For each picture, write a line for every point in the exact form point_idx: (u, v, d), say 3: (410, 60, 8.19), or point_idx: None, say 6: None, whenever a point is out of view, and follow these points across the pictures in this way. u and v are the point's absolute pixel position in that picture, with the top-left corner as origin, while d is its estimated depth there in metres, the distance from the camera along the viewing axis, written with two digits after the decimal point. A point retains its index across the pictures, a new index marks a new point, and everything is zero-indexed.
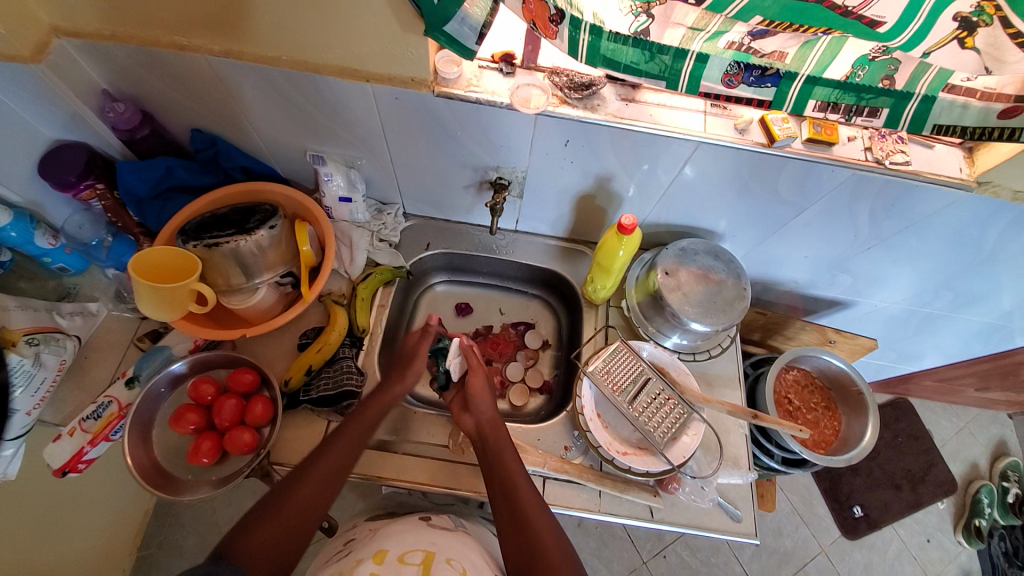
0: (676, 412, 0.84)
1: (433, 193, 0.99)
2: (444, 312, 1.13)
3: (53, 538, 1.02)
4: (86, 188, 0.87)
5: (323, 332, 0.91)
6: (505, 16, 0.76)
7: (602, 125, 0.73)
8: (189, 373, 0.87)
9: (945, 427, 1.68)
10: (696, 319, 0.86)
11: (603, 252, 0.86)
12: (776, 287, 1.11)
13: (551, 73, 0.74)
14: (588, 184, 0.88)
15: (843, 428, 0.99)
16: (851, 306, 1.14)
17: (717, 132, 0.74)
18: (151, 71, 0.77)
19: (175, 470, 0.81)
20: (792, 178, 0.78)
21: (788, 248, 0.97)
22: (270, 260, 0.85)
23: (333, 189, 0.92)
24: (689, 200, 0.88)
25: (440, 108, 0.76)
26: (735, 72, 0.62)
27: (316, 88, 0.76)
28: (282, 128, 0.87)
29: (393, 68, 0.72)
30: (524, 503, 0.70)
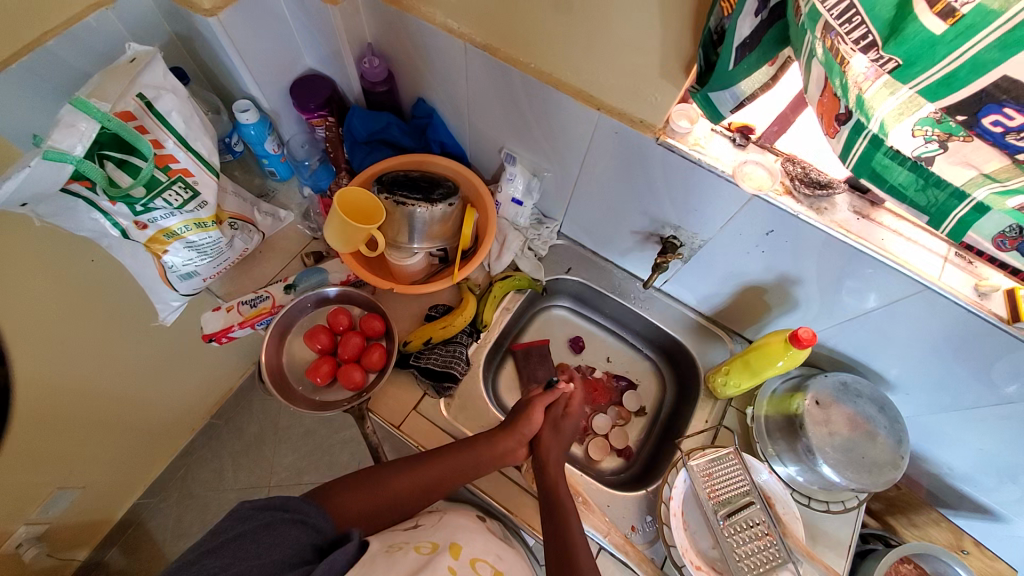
0: (770, 552, 0.75)
1: (598, 224, 0.99)
2: (555, 336, 1.12)
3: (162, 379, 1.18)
4: (318, 117, 0.99)
5: (451, 312, 0.95)
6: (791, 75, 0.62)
7: (818, 229, 0.68)
8: (333, 300, 0.96)
9: None
10: (832, 465, 0.77)
11: (759, 353, 0.80)
12: (920, 462, 0.96)
13: (786, 160, 0.70)
14: (765, 278, 0.82)
15: None
16: (1004, 524, 0.95)
17: (954, 284, 0.64)
18: (412, 40, 0.86)
19: (292, 379, 0.91)
20: (1009, 367, 0.67)
21: (959, 431, 0.83)
22: (435, 232, 0.91)
23: (510, 189, 0.97)
24: (870, 336, 0.78)
25: (653, 154, 0.75)
26: (1012, 236, 0.54)
27: (545, 98, 0.79)
28: (491, 121, 0.92)
29: (627, 105, 0.72)
30: (580, 567, 0.66)
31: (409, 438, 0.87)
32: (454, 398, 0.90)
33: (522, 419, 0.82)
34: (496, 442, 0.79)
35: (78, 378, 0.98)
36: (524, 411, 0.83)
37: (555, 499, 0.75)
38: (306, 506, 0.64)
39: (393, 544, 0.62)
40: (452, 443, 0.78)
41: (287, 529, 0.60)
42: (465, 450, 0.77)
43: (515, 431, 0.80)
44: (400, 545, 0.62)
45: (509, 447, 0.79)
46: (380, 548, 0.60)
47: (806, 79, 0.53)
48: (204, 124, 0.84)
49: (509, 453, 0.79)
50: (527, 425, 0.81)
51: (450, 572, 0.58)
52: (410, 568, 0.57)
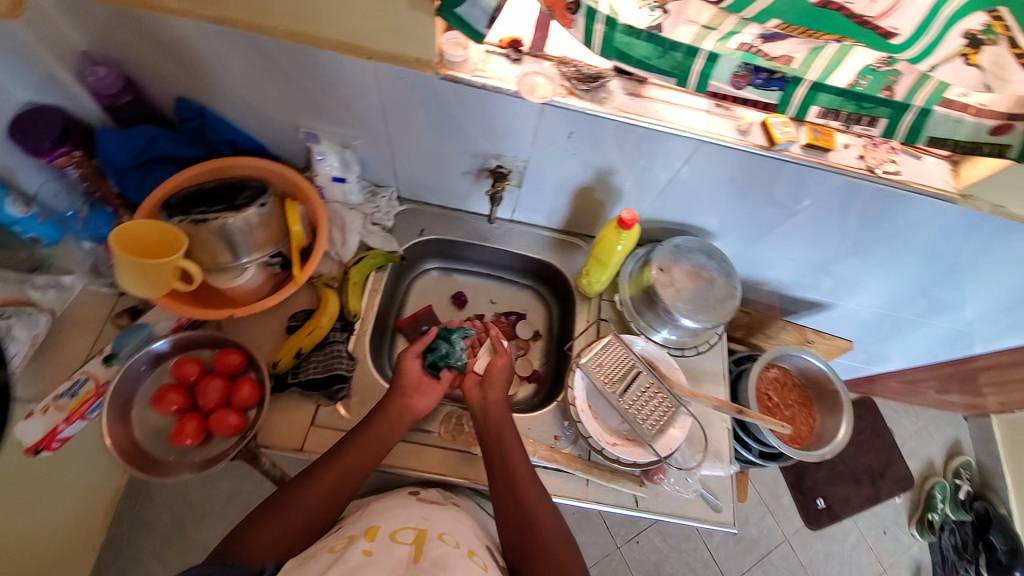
0: (665, 406, 0.86)
1: (430, 177, 0.97)
2: (436, 298, 1.12)
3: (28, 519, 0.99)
4: (62, 156, 0.82)
5: (314, 315, 0.89)
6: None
7: (608, 119, 0.73)
8: (172, 353, 0.84)
9: (906, 427, 1.77)
10: (688, 315, 0.89)
11: (601, 247, 0.87)
12: (760, 287, 1.14)
13: (559, 62, 0.73)
14: (588, 177, 0.88)
15: (818, 425, 1.02)
16: (829, 308, 1.18)
17: (720, 132, 0.74)
18: (135, 35, 0.74)
19: (157, 450, 0.80)
20: (787, 181, 0.79)
21: (775, 250, 0.99)
22: (259, 240, 0.83)
23: (327, 169, 0.89)
24: (685, 198, 0.89)
25: (443, 90, 0.74)
26: (743, 74, 0.61)
27: (313, 61, 0.73)
28: (273, 102, 0.83)
29: (396, 48, 0.70)
30: (517, 477, 0.73)
31: (316, 454, 0.82)
32: (352, 396, 0.87)
33: (398, 376, 0.82)
34: (390, 409, 0.78)
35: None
36: (398, 366, 0.84)
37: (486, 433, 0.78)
38: (212, 568, 0.56)
39: (307, 556, 0.59)
40: (350, 433, 0.76)
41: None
42: (366, 433, 0.75)
43: (398, 386, 0.81)
44: (313, 553, 0.60)
45: (405, 406, 0.79)
46: (293, 564, 0.57)
47: None
48: None
49: (408, 410, 0.79)
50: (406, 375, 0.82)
51: (365, 554, 0.56)
52: (321, 568, 0.55)
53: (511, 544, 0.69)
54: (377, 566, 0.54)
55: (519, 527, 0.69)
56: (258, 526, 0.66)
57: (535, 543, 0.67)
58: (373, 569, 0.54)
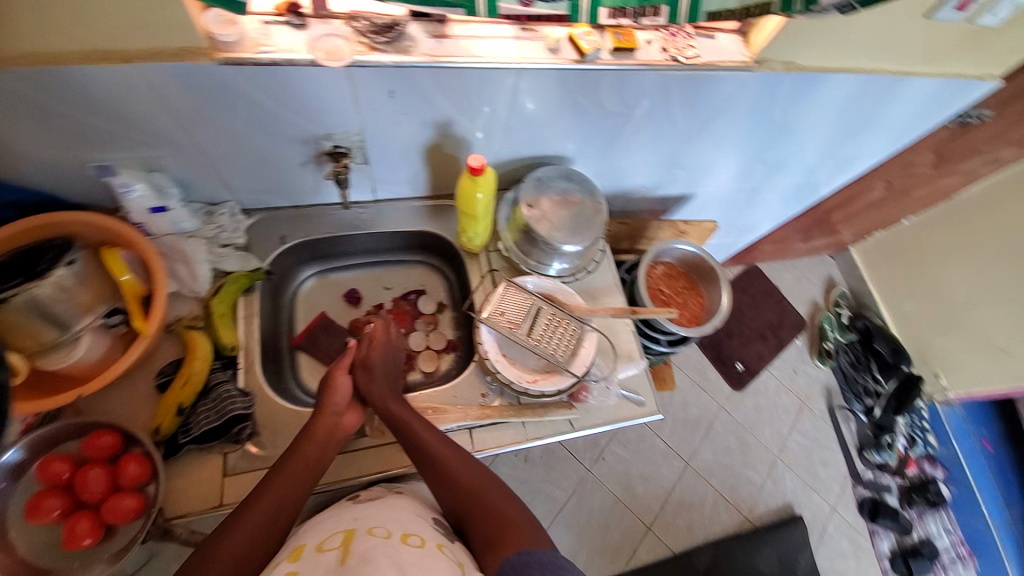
0: (570, 331, 0.90)
1: (268, 178, 0.89)
2: (327, 303, 1.06)
3: None
4: None
5: (184, 363, 0.80)
6: None
7: (420, 67, 0.70)
8: (30, 459, 0.72)
9: (790, 278, 2.03)
10: (567, 241, 0.92)
11: (463, 200, 0.85)
12: (632, 195, 1.21)
13: (350, 18, 0.68)
14: (431, 134, 0.85)
15: (706, 301, 1.13)
16: (695, 197, 1.28)
17: (532, 55, 0.74)
18: None
19: (51, 564, 0.70)
20: (611, 88, 0.81)
21: (629, 157, 1.05)
22: (85, 301, 0.73)
23: (138, 201, 0.78)
24: (531, 130, 0.89)
25: (233, 80, 0.66)
26: None
27: (61, 80, 0.62)
28: (40, 142, 0.71)
29: (154, 40, 0.62)
30: (442, 461, 0.72)
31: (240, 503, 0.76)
32: (260, 432, 0.81)
33: (325, 397, 0.79)
34: (315, 430, 0.74)
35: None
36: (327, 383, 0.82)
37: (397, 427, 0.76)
38: None
39: None
40: (273, 466, 0.71)
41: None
42: (291, 460, 0.71)
43: (328, 407, 0.77)
44: None
45: (332, 423, 0.76)
46: None
47: None
48: None
49: (338, 427, 0.76)
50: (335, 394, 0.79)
51: None
52: None
53: (456, 518, 0.71)
54: None
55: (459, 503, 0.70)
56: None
57: (478, 510, 0.70)
58: None
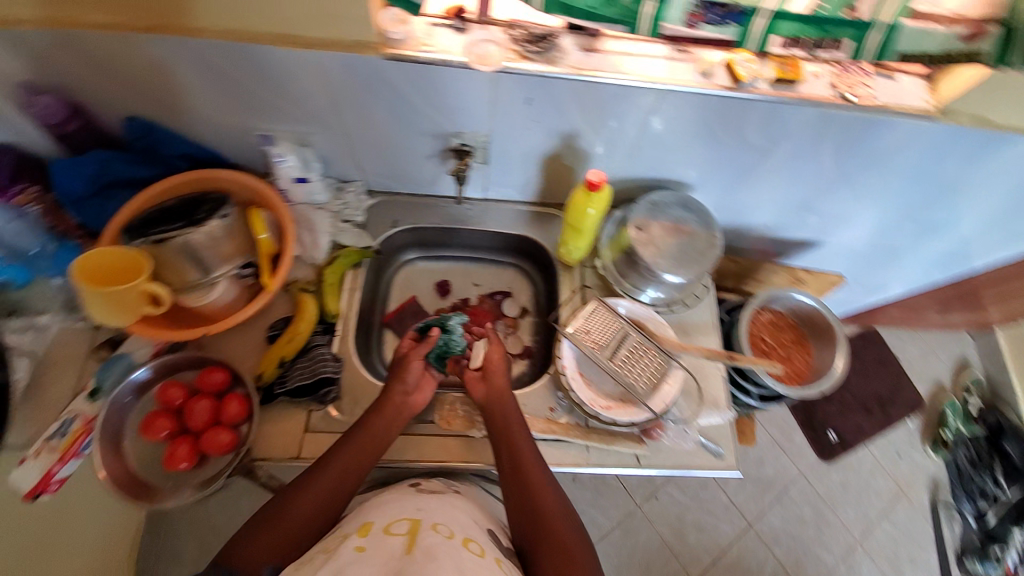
0: (655, 363, 0.85)
1: (395, 166, 0.94)
2: (420, 290, 1.10)
3: (58, 557, 1.01)
4: (18, 193, 0.86)
5: (292, 322, 0.87)
6: None
7: (562, 78, 0.70)
8: (156, 379, 0.83)
9: (911, 351, 1.78)
10: (670, 271, 0.88)
11: (572, 213, 0.84)
12: (748, 233, 1.12)
13: (508, 26, 0.70)
14: (555, 144, 0.85)
15: (814, 360, 1.03)
16: (821, 246, 1.16)
17: (682, 77, 0.71)
18: (69, 52, 0.72)
19: (153, 478, 0.79)
20: (757, 120, 0.76)
21: (758, 195, 0.97)
22: (226, 251, 0.81)
23: (287, 170, 0.86)
24: (658, 153, 0.86)
25: (389, 71, 0.71)
26: (698, 13, 0.59)
27: (252, 58, 0.71)
28: (225, 109, 0.81)
29: (333, 31, 0.67)
30: (523, 468, 0.72)
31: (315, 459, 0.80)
32: (342, 397, 0.85)
33: (397, 374, 0.81)
34: (387, 406, 0.78)
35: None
36: (401, 364, 0.83)
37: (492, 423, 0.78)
38: None
39: (303, 559, 0.59)
40: (346, 432, 0.75)
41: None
42: (364, 430, 0.75)
43: (398, 387, 0.80)
44: (310, 555, 0.59)
45: (401, 403, 0.79)
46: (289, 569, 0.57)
47: None
48: None
49: (407, 406, 0.79)
50: (406, 375, 0.81)
51: (358, 551, 0.56)
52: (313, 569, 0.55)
53: (519, 531, 0.70)
54: (365, 562, 0.54)
55: (527, 516, 0.69)
56: (251, 539, 0.65)
57: (545, 529, 0.68)
58: (361, 564, 0.54)
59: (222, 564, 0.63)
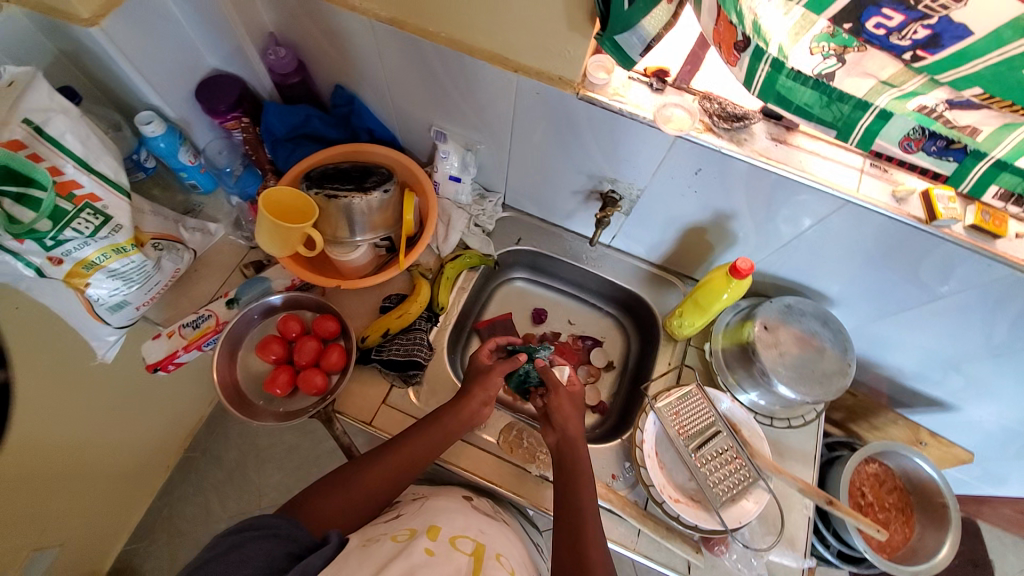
0: (740, 474, 0.80)
1: (541, 191, 0.99)
2: (517, 309, 1.12)
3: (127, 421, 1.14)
4: (231, 120, 0.93)
5: (406, 300, 0.93)
6: (680, 26, 0.72)
7: (741, 161, 0.70)
8: (280, 308, 0.92)
9: (1014, 566, 1.51)
10: (786, 383, 0.81)
11: (704, 291, 0.83)
12: (872, 368, 1.03)
13: (703, 97, 0.71)
14: (704, 218, 0.84)
15: (915, 537, 0.90)
16: (953, 410, 1.04)
17: (872, 195, 0.67)
18: (316, 23, 0.81)
19: (250, 394, 0.87)
20: (934, 264, 0.71)
21: (902, 334, 0.89)
22: (375, 222, 0.88)
23: (447, 167, 0.94)
24: (808, 258, 0.82)
25: (577, 110, 0.75)
26: (916, 138, 0.57)
27: (462, 68, 0.77)
28: (414, 98, 0.89)
29: (544, 63, 0.71)
30: (580, 532, 0.68)
31: (383, 432, 0.85)
32: (423, 384, 0.89)
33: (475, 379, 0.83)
34: (460, 408, 0.79)
35: (47, 439, 0.95)
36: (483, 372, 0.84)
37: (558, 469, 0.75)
38: (273, 519, 0.62)
39: (370, 537, 0.62)
40: (419, 422, 0.78)
41: (258, 544, 0.59)
42: (434, 426, 0.77)
43: (479, 391, 0.81)
44: (375, 536, 0.62)
45: (475, 409, 0.80)
46: (356, 544, 0.60)
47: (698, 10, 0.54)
48: (103, 142, 0.78)
49: (478, 414, 0.80)
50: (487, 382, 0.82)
51: (427, 553, 0.58)
52: (384, 558, 0.56)
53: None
54: (435, 569, 0.55)
55: None
56: (318, 497, 0.70)
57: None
58: (432, 570, 0.55)
59: (291, 512, 0.68)
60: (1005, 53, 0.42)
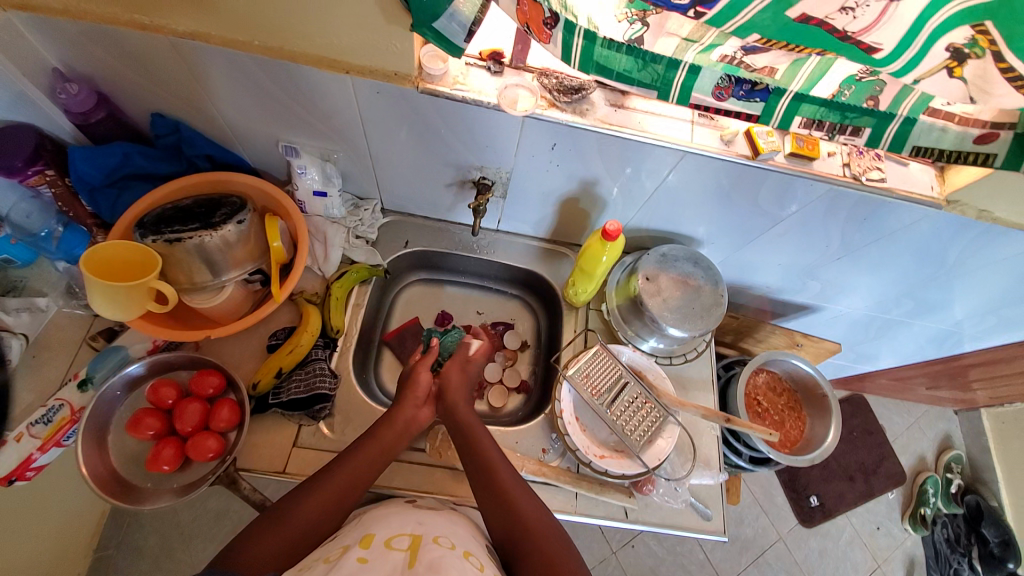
0: (652, 416, 0.86)
1: (415, 190, 0.96)
2: (422, 312, 1.10)
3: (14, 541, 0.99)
4: (34, 174, 0.81)
5: (294, 333, 0.87)
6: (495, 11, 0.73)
7: (591, 131, 0.72)
8: (147, 376, 0.82)
9: (897, 423, 1.80)
10: (674, 324, 0.88)
11: (586, 257, 0.86)
12: (750, 290, 1.15)
13: (540, 74, 0.72)
14: (573, 189, 0.87)
15: (807, 429, 1.04)
16: (819, 310, 1.20)
17: (704, 142, 0.73)
18: (107, 49, 0.71)
19: (134, 478, 0.77)
20: (772, 191, 0.79)
21: (764, 256, 1.00)
22: (238, 257, 0.81)
23: (307, 182, 0.87)
24: (673, 207, 0.88)
25: (423, 104, 0.72)
26: (725, 85, 0.61)
27: (288, 77, 0.71)
28: (252, 116, 0.81)
29: (374, 61, 0.68)
30: (511, 491, 0.72)
31: (301, 475, 0.80)
32: (335, 415, 0.86)
33: (407, 389, 0.84)
34: (395, 420, 0.79)
35: None
36: (409, 381, 0.86)
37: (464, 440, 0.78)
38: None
39: (301, 567, 0.59)
40: (353, 443, 0.77)
41: None
42: (370, 443, 0.76)
43: (407, 398, 0.82)
44: (307, 564, 0.59)
45: (409, 416, 0.81)
46: None
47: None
48: None
49: (413, 421, 0.80)
50: (417, 391, 0.84)
51: (360, 562, 0.57)
52: None
53: (504, 555, 0.69)
54: None
55: (515, 535, 0.68)
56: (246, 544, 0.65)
57: (535, 555, 0.66)
58: None
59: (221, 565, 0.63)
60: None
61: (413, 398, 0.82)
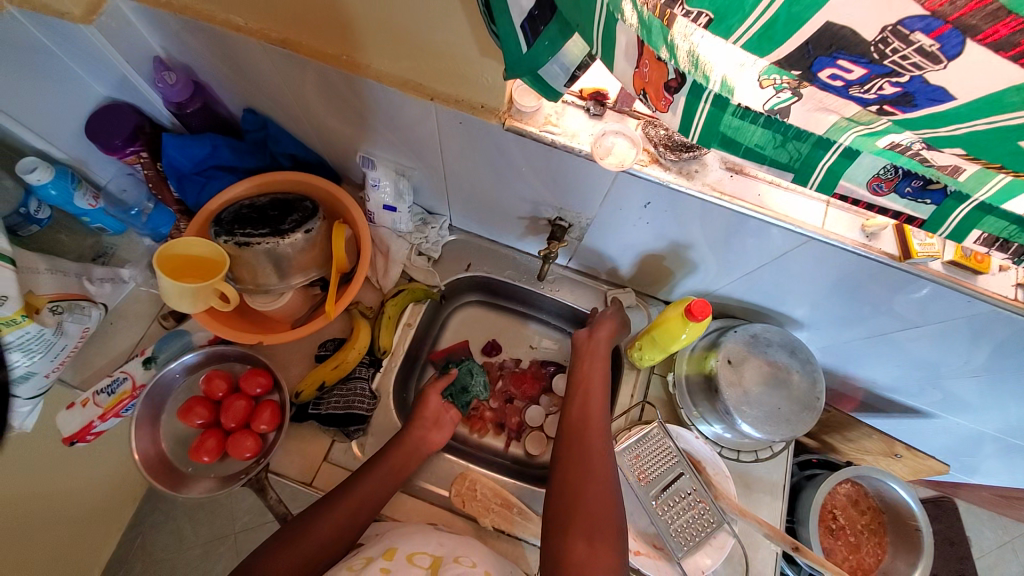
0: (706, 517, 0.75)
1: (486, 215, 0.89)
2: (474, 336, 1.04)
3: None
4: (131, 154, 0.83)
5: (342, 347, 0.85)
6: None
7: (694, 196, 0.62)
8: (203, 363, 0.84)
9: (988, 539, 1.51)
10: (752, 422, 0.76)
11: (661, 331, 0.76)
12: (846, 378, 0.98)
13: (647, 122, 0.62)
14: (660, 247, 0.77)
15: (886, 560, 0.89)
16: (928, 416, 1.00)
17: (838, 230, 0.60)
18: (206, 45, 0.70)
19: (178, 462, 0.80)
20: (908, 295, 0.65)
21: (873, 352, 0.84)
22: (301, 264, 0.79)
23: (379, 196, 0.83)
24: (774, 285, 0.76)
25: (507, 141, 0.65)
26: (887, 177, 0.47)
27: (371, 95, 0.67)
28: (334, 123, 0.78)
29: (463, 91, 0.62)
30: (590, 468, 0.68)
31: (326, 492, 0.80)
32: (367, 436, 0.84)
33: (417, 413, 0.83)
34: (406, 440, 0.78)
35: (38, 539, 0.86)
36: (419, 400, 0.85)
37: (574, 410, 0.76)
38: None
39: None
40: (366, 462, 0.76)
41: None
42: (382, 463, 0.75)
43: (417, 419, 0.81)
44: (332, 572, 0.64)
45: (418, 438, 0.79)
46: None
47: (612, 59, 0.44)
48: None
49: (422, 442, 0.79)
50: (424, 413, 0.82)
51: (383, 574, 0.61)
52: None
53: (549, 524, 0.66)
54: None
55: (567, 513, 0.64)
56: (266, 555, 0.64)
57: (583, 532, 0.62)
58: None
59: None
60: (998, 122, 0.29)
61: (425, 419, 0.82)
